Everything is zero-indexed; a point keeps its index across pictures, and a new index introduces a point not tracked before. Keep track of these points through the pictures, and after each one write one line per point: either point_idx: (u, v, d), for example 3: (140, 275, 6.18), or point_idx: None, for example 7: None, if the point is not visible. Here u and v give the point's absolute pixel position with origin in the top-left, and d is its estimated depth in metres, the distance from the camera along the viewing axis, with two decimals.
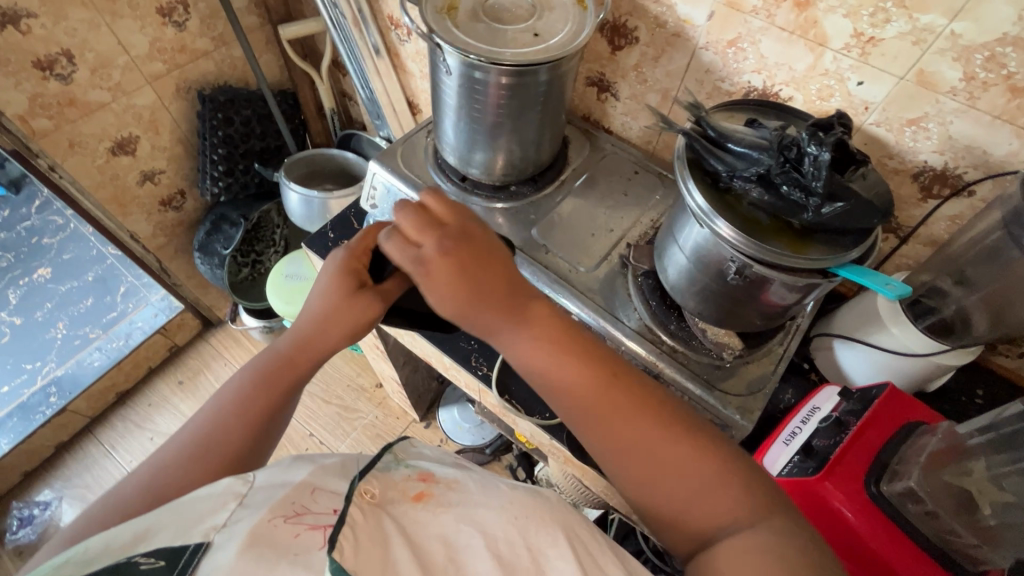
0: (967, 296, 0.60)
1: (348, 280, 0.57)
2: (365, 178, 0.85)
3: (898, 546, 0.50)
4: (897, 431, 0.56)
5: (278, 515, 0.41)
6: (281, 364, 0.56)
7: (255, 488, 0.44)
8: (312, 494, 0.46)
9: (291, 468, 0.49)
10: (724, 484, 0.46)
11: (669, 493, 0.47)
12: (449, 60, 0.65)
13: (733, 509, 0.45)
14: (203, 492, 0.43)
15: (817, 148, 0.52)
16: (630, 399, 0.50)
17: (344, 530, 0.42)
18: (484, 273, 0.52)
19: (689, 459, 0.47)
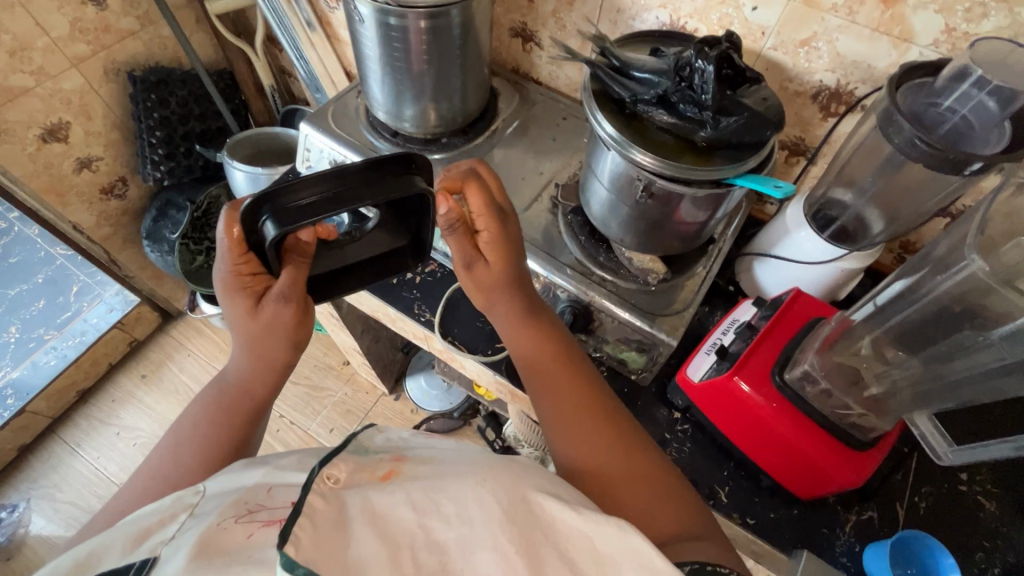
0: (858, 200, 0.67)
1: (248, 299, 0.54)
2: (299, 141, 0.85)
3: (802, 428, 0.55)
4: (800, 328, 0.60)
5: (227, 517, 0.39)
6: (228, 393, 0.57)
7: (206, 497, 0.43)
8: (269, 493, 0.44)
9: (245, 472, 0.47)
10: (667, 505, 0.50)
11: (627, 498, 0.50)
12: (363, 8, 0.66)
13: (673, 524, 0.49)
14: (151, 508, 0.42)
15: (704, 62, 0.54)
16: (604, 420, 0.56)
17: (300, 522, 0.38)
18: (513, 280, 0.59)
19: (642, 478, 0.51)
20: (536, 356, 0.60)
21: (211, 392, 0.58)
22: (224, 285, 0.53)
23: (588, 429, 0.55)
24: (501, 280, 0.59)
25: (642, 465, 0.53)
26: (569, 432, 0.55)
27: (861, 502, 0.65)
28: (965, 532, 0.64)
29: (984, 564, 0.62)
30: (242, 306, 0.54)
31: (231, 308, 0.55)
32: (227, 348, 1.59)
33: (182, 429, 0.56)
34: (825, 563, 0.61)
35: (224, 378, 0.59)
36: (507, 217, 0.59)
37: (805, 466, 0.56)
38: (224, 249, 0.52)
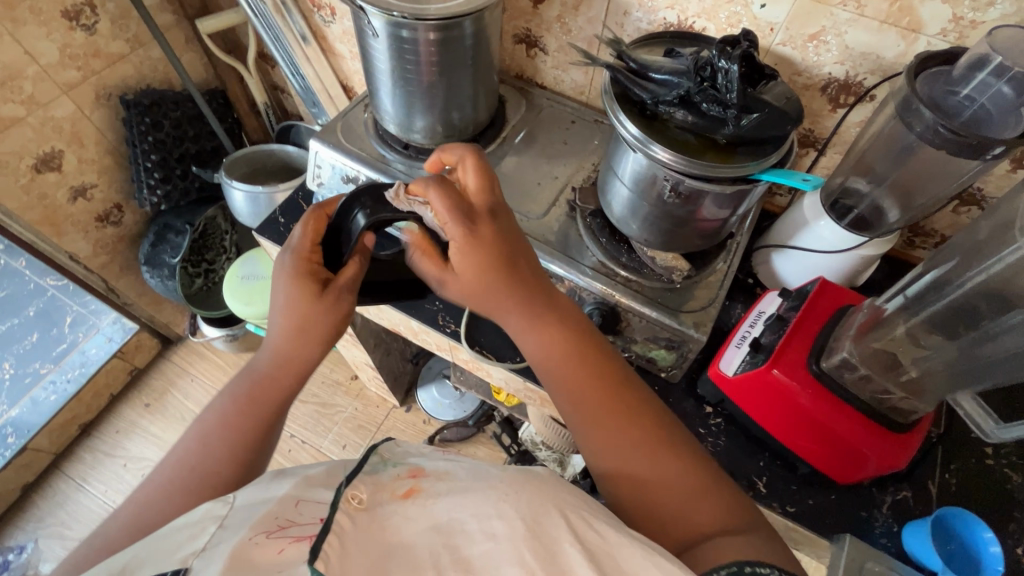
0: (875, 189, 0.68)
1: (311, 285, 0.53)
2: (309, 158, 0.84)
3: (843, 415, 0.56)
4: (831, 317, 0.61)
5: (258, 532, 0.39)
6: (262, 385, 0.55)
7: (235, 507, 0.42)
8: (297, 507, 0.43)
9: (273, 483, 0.46)
10: (703, 499, 0.50)
11: (664, 498, 0.50)
12: (375, 22, 0.66)
13: (709, 518, 0.49)
14: (183, 521, 0.42)
15: (727, 62, 0.55)
16: (632, 407, 0.55)
17: (329, 538, 0.39)
18: (517, 260, 0.55)
19: (675, 473, 0.51)
20: (549, 351, 0.57)
21: (238, 382, 0.56)
22: (291, 270, 0.54)
23: (613, 425, 0.54)
24: (495, 266, 0.53)
25: (673, 459, 0.52)
26: (592, 428, 0.55)
27: (895, 482, 0.66)
28: (995, 504, 0.66)
29: (1017, 534, 0.64)
30: (304, 291, 0.53)
31: (288, 294, 0.54)
32: (231, 370, 1.56)
33: (207, 420, 0.55)
34: (868, 545, 0.62)
35: (251, 369, 0.57)
36: (479, 218, 0.53)
37: (846, 451, 0.57)
38: (302, 238, 0.55)
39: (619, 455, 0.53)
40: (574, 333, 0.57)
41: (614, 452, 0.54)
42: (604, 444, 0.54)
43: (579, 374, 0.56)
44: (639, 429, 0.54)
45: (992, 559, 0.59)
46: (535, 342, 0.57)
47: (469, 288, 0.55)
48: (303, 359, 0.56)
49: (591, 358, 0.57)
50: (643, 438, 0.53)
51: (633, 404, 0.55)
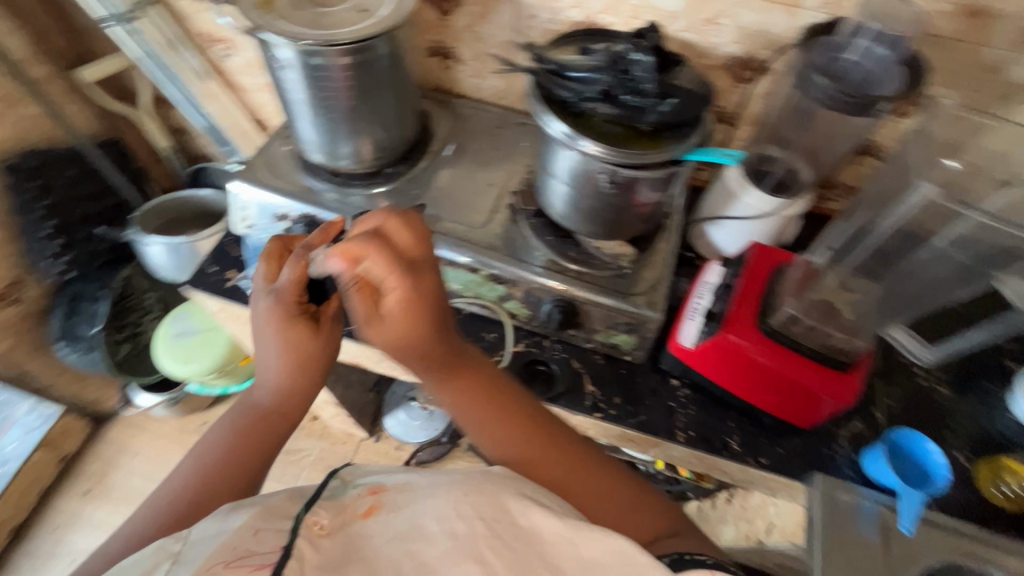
0: (787, 153, 0.74)
1: (303, 325, 0.59)
2: (232, 200, 0.79)
3: (798, 365, 0.60)
4: (771, 277, 0.65)
5: (216, 563, 0.41)
6: (262, 417, 0.61)
7: (190, 542, 0.44)
8: (256, 535, 0.44)
9: (230, 514, 0.47)
10: (638, 506, 0.56)
11: (596, 510, 0.55)
12: (284, 52, 0.63)
13: (648, 525, 0.55)
14: (136, 558, 0.45)
15: (641, 55, 0.59)
16: (548, 448, 0.58)
17: (290, 563, 0.42)
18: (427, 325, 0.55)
19: (601, 492, 0.57)
20: (463, 402, 0.60)
21: (239, 413, 0.62)
22: (282, 313, 0.58)
23: (537, 457, 0.58)
24: (414, 337, 0.55)
25: (598, 477, 0.58)
26: (509, 447, 0.59)
27: (848, 416, 0.72)
28: (931, 417, 0.73)
29: (952, 440, 0.72)
30: (300, 331, 0.59)
31: (280, 339, 0.59)
32: (178, 436, 1.45)
33: (208, 451, 0.60)
34: (835, 478, 0.68)
35: (252, 405, 0.62)
36: (421, 269, 0.54)
37: (806, 397, 0.62)
38: (289, 284, 0.58)
39: (527, 465, 0.57)
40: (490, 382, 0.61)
41: (520, 462, 0.58)
42: (515, 452, 0.58)
43: (498, 421, 0.59)
44: (565, 456, 0.58)
45: (936, 465, 0.65)
46: (450, 393, 0.60)
47: (396, 345, 0.55)
48: (302, 393, 0.62)
49: (508, 399, 0.61)
50: (561, 460, 0.58)
51: (554, 435, 0.60)
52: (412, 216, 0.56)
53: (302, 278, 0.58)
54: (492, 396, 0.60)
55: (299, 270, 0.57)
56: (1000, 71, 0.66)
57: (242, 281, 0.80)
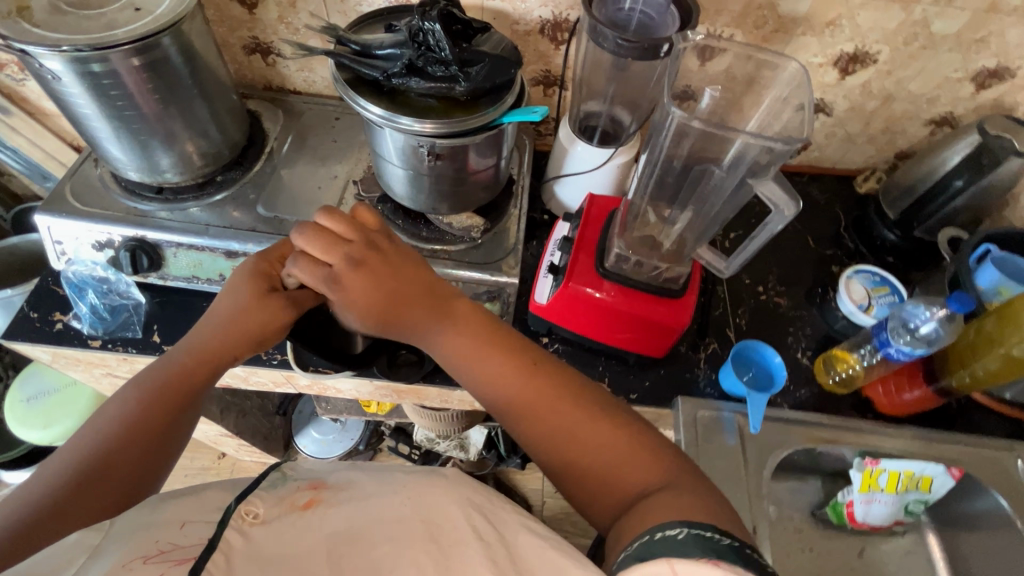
0: (607, 105, 0.78)
1: (260, 286, 0.57)
2: (41, 236, 0.72)
3: (636, 300, 0.64)
4: (604, 222, 0.69)
5: (133, 557, 0.37)
6: (175, 374, 0.54)
7: (109, 538, 0.40)
8: (182, 527, 0.41)
9: (158, 506, 0.44)
10: (634, 455, 0.52)
11: (597, 462, 0.52)
12: (51, 63, 0.58)
13: (642, 476, 0.51)
14: (48, 553, 0.39)
15: (431, 23, 0.59)
16: (554, 394, 0.56)
17: (216, 556, 0.39)
18: (400, 281, 0.57)
19: (601, 438, 0.53)
20: (461, 346, 0.58)
21: (149, 371, 0.55)
22: (253, 272, 0.58)
23: (547, 400, 0.55)
24: (383, 303, 0.57)
25: (602, 422, 0.54)
26: (510, 387, 0.57)
27: (703, 340, 0.78)
28: (774, 326, 0.81)
29: (794, 343, 0.80)
30: (255, 290, 0.57)
31: (235, 292, 0.57)
32: None
33: (115, 405, 0.52)
34: (698, 399, 0.72)
35: (173, 358, 0.56)
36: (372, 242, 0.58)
37: (650, 329, 0.66)
38: (272, 247, 0.61)
39: (529, 407, 0.55)
40: (485, 326, 0.59)
41: (522, 404, 0.56)
42: (520, 394, 0.56)
43: (494, 362, 0.57)
44: (572, 406, 0.55)
45: (776, 366, 0.72)
46: (442, 344, 0.59)
47: (372, 313, 0.57)
48: (229, 349, 0.56)
49: (508, 349, 0.58)
50: (564, 408, 0.55)
51: (556, 382, 0.56)
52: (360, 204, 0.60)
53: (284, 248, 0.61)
54: (492, 339, 0.59)
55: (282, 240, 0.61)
56: (772, 6, 0.73)
57: (72, 321, 0.73)
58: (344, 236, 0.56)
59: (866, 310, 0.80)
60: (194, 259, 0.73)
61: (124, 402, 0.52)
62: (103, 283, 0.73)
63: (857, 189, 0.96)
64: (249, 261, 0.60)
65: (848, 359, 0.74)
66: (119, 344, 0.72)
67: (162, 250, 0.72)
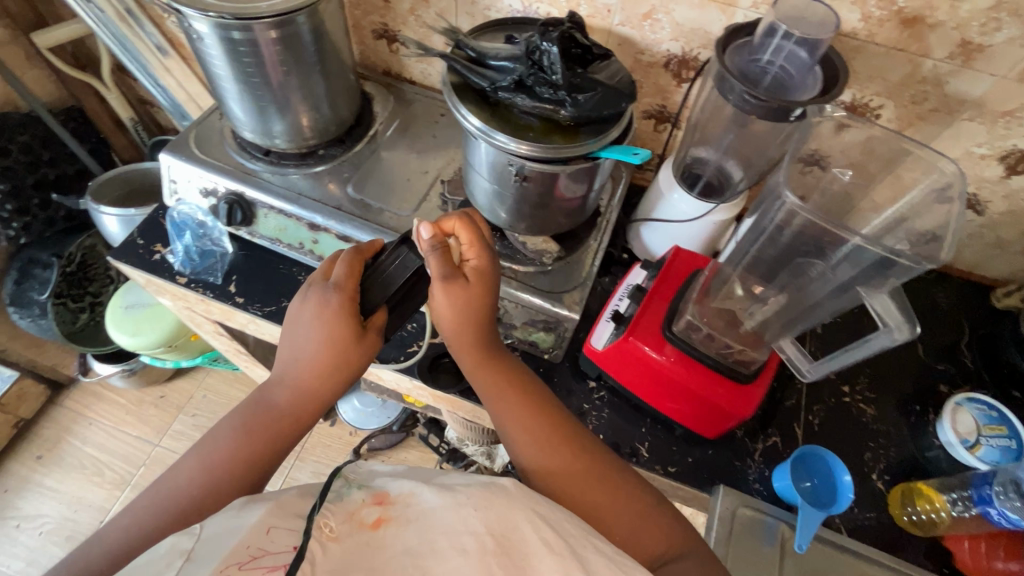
0: (718, 155, 0.72)
1: (352, 325, 0.54)
2: (161, 174, 0.79)
3: (696, 374, 0.59)
4: (683, 282, 0.64)
5: (230, 564, 0.36)
6: (277, 417, 0.55)
7: (202, 540, 0.39)
8: (268, 534, 0.40)
9: (243, 510, 0.43)
10: (651, 518, 0.53)
11: (608, 523, 0.52)
12: (200, 25, 0.62)
13: (660, 541, 0.51)
14: (148, 558, 0.38)
15: (549, 44, 0.57)
16: (573, 455, 0.54)
17: (303, 567, 0.38)
18: (490, 312, 0.58)
19: (617, 497, 0.53)
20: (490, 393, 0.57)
21: (250, 409, 0.56)
22: (335, 307, 0.54)
23: (557, 454, 0.54)
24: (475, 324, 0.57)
25: (615, 483, 0.54)
26: (530, 444, 0.55)
27: (765, 430, 0.71)
28: (850, 436, 0.72)
29: (871, 462, 0.70)
30: (346, 332, 0.54)
31: (319, 320, 0.54)
32: (134, 407, 1.46)
33: (213, 446, 0.53)
34: (742, 493, 0.66)
35: (264, 398, 0.56)
36: (475, 267, 0.56)
37: (704, 408, 0.60)
38: (345, 277, 0.55)
39: (550, 472, 0.53)
40: (518, 378, 0.59)
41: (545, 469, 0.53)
42: (542, 456, 0.54)
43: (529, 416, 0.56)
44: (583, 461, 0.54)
45: (843, 485, 0.63)
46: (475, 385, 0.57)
47: (453, 328, 0.57)
48: (322, 394, 0.56)
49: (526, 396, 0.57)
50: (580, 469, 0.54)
51: (574, 436, 0.56)
52: (475, 217, 0.58)
53: (358, 272, 0.56)
54: (522, 393, 0.58)
55: (355, 266, 0.56)
56: (938, 83, 0.63)
57: (168, 254, 0.79)
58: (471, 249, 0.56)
59: (971, 447, 0.68)
60: (281, 223, 0.77)
61: (225, 445, 0.53)
62: (201, 227, 0.79)
63: (993, 302, 0.82)
64: (320, 294, 0.55)
65: (933, 498, 0.65)
66: (201, 286, 0.77)
67: (256, 209, 0.77)
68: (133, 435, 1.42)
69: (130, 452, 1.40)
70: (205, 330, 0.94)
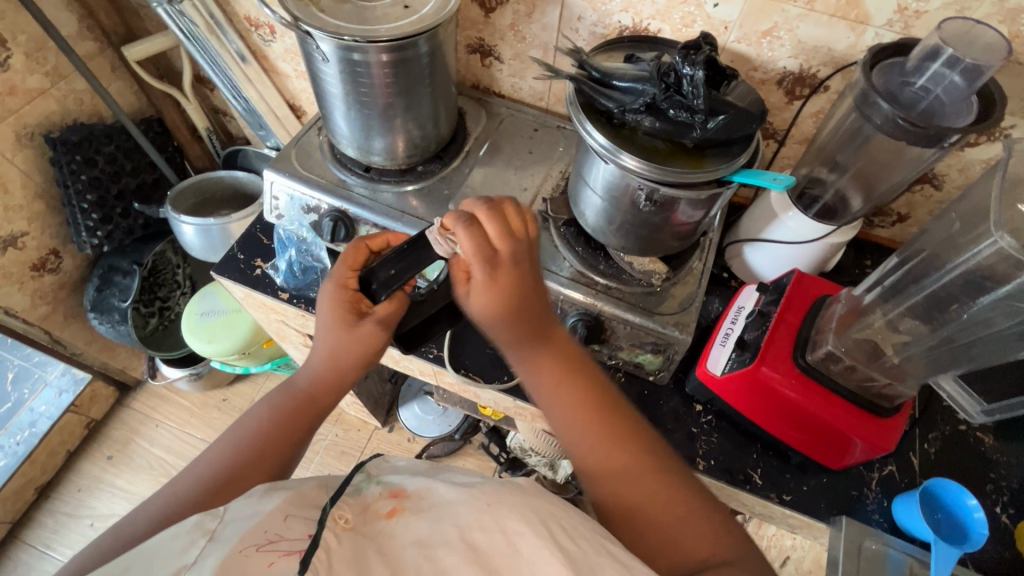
0: (839, 178, 0.69)
1: (348, 313, 0.55)
2: (264, 190, 0.80)
3: (827, 404, 0.58)
4: (812, 307, 0.63)
5: (248, 544, 0.38)
6: (302, 400, 0.58)
7: (225, 521, 0.41)
8: (286, 520, 0.42)
9: (264, 496, 0.44)
10: (697, 514, 0.50)
11: (653, 520, 0.50)
12: (323, 46, 0.62)
13: (706, 541, 0.48)
14: (170, 534, 0.40)
15: (692, 68, 0.55)
16: (631, 440, 0.53)
17: (318, 553, 0.39)
18: (532, 296, 0.54)
19: (666, 490, 0.51)
20: (547, 375, 0.56)
21: (278, 393, 0.59)
22: (335, 295, 0.56)
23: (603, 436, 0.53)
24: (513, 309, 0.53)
25: (659, 480, 0.52)
26: (587, 439, 0.54)
27: (881, 459, 0.69)
28: (970, 465, 0.69)
29: (993, 494, 0.67)
30: (340, 320, 0.55)
31: (327, 317, 0.56)
32: (199, 410, 1.49)
33: (245, 429, 0.56)
34: (863, 524, 0.64)
35: (291, 383, 0.60)
36: (499, 262, 0.51)
37: (836, 438, 0.59)
38: (341, 265, 0.57)
39: (605, 460, 0.53)
40: (572, 358, 0.57)
41: (600, 459, 0.53)
42: (597, 449, 0.53)
43: (572, 396, 0.55)
44: (634, 449, 0.53)
45: (973, 521, 0.61)
46: (534, 368, 0.56)
47: (494, 312, 0.53)
48: (338, 380, 0.58)
49: (581, 379, 0.56)
50: (638, 460, 0.52)
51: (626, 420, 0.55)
52: (503, 204, 0.53)
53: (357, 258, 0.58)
54: (573, 378, 0.56)
55: (354, 253, 0.58)
56: None
57: (269, 270, 0.81)
58: (499, 240, 0.51)
59: None
60: None
61: (259, 424, 0.56)
62: (303, 243, 0.79)
63: None
64: (329, 284, 0.57)
65: None
66: (303, 302, 0.78)
67: (358, 226, 0.77)
68: (197, 437, 1.45)
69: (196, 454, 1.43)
70: (290, 341, 0.95)
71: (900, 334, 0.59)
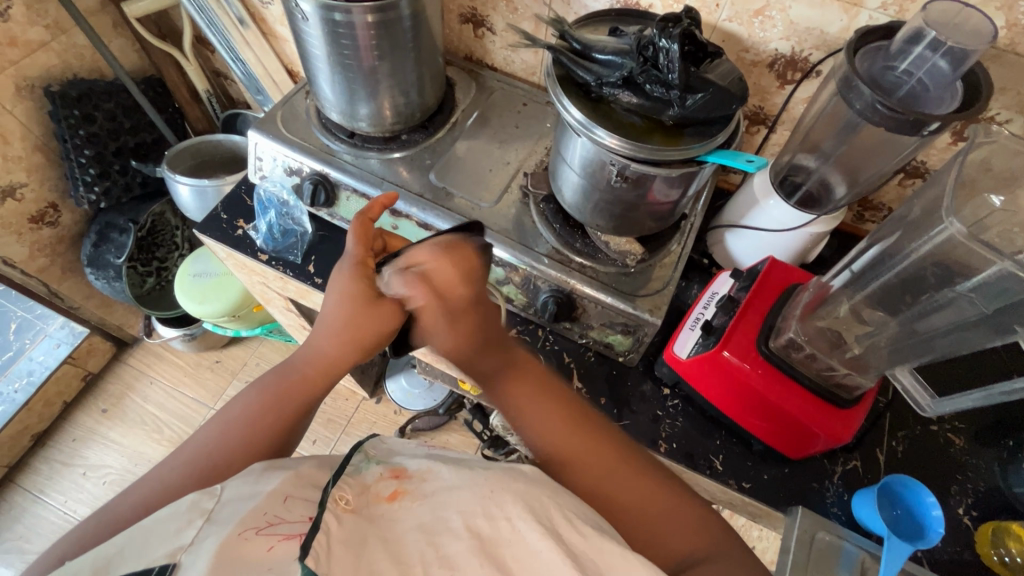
0: (822, 165, 0.68)
1: (370, 286, 0.56)
2: (249, 151, 0.80)
3: (788, 392, 0.57)
4: (780, 295, 0.62)
5: (247, 528, 0.37)
6: (295, 383, 0.56)
7: (222, 501, 0.40)
8: (285, 503, 0.41)
9: (263, 477, 0.43)
10: (683, 508, 0.52)
11: (648, 515, 0.51)
12: (304, 5, 0.62)
13: (691, 535, 0.50)
14: (167, 512, 0.39)
15: (668, 41, 0.54)
16: (593, 452, 0.54)
17: (318, 536, 0.38)
18: (490, 328, 0.56)
19: (653, 490, 0.52)
20: (516, 402, 0.56)
21: (270, 377, 0.58)
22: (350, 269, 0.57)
23: (575, 445, 0.54)
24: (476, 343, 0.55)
25: (647, 480, 0.53)
26: (558, 458, 0.54)
27: (845, 453, 0.68)
28: (937, 465, 0.68)
29: (958, 495, 0.67)
30: (360, 289, 0.55)
31: (339, 296, 0.56)
32: (192, 370, 1.52)
33: (231, 415, 0.55)
34: (820, 516, 0.64)
35: (286, 366, 0.58)
36: (456, 307, 0.54)
37: (796, 428, 0.59)
38: (357, 244, 0.58)
39: (576, 471, 0.53)
40: (540, 381, 0.57)
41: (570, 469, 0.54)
42: (571, 459, 0.54)
43: (538, 418, 0.55)
44: (607, 460, 0.53)
45: (933, 520, 0.60)
46: (503, 398, 0.56)
47: (463, 350, 0.55)
48: (336, 364, 0.57)
49: (552, 396, 0.56)
50: (611, 471, 0.53)
51: (599, 435, 0.55)
52: (455, 250, 0.55)
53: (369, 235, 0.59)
54: (547, 398, 0.56)
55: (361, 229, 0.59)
56: None
57: (250, 231, 0.81)
58: (458, 283, 0.54)
59: None
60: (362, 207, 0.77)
61: (249, 412, 0.54)
62: (284, 206, 0.81)
63: None
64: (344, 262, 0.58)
65: None
66: (281, 264, 0.79)
67: (339, 191, 0.77)
68: (189, 396, 1.48)
69: (187, 413, 1.46)
70: (273, 304, 0.96)
71: (865, 325, 0.58)
